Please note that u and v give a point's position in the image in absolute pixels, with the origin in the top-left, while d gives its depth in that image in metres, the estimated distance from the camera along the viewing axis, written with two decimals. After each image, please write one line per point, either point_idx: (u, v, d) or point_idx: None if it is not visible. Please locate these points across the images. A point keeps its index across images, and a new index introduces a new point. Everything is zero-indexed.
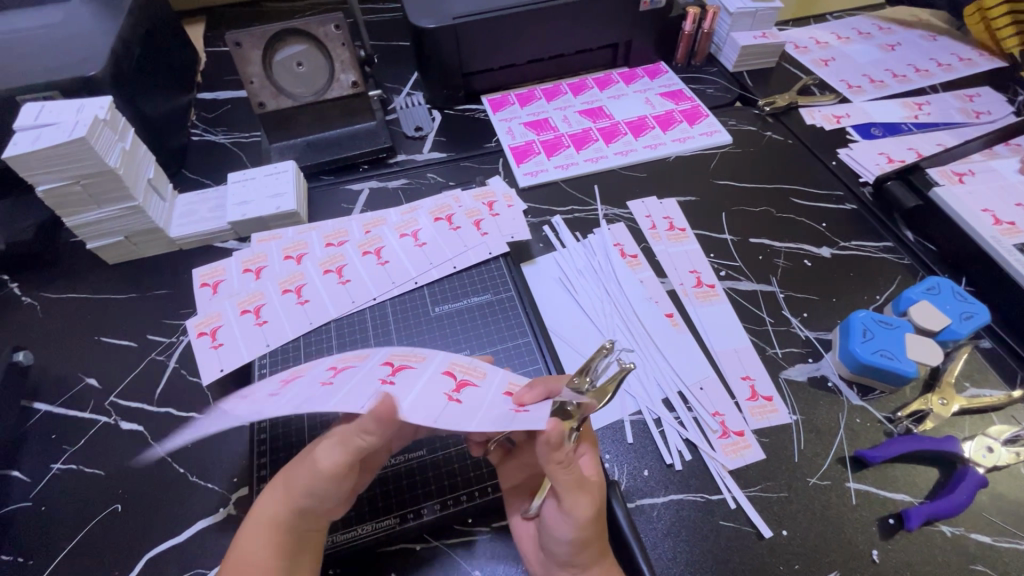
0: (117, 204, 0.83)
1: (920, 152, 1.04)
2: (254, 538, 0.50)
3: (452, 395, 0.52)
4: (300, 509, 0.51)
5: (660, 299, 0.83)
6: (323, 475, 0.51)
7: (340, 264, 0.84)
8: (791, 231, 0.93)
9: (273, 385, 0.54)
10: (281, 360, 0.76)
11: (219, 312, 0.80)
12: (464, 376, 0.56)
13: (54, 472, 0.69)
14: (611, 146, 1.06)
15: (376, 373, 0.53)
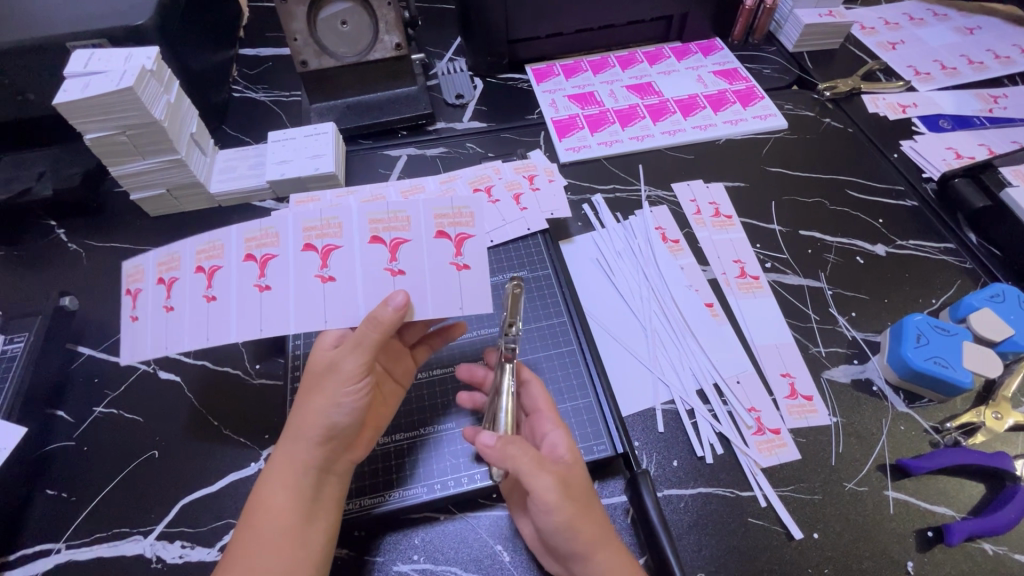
0: (160, 156, 0.83)
1: (993, 148, 0.97)
2: (277, 477, 0.53)
3: (458, 262, 0.62)
4: (322, 435, 0.55)
5: (700, 288, 0.80)
6: (343, 411, 0.55)
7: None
8: (844, 225, 0.88)
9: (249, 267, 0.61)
10: None
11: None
12: (456, 231, 0.63)
13: (96, 415, 0.71)
14: (658, 125, 1.02)
15: (380, 264, 0.61)
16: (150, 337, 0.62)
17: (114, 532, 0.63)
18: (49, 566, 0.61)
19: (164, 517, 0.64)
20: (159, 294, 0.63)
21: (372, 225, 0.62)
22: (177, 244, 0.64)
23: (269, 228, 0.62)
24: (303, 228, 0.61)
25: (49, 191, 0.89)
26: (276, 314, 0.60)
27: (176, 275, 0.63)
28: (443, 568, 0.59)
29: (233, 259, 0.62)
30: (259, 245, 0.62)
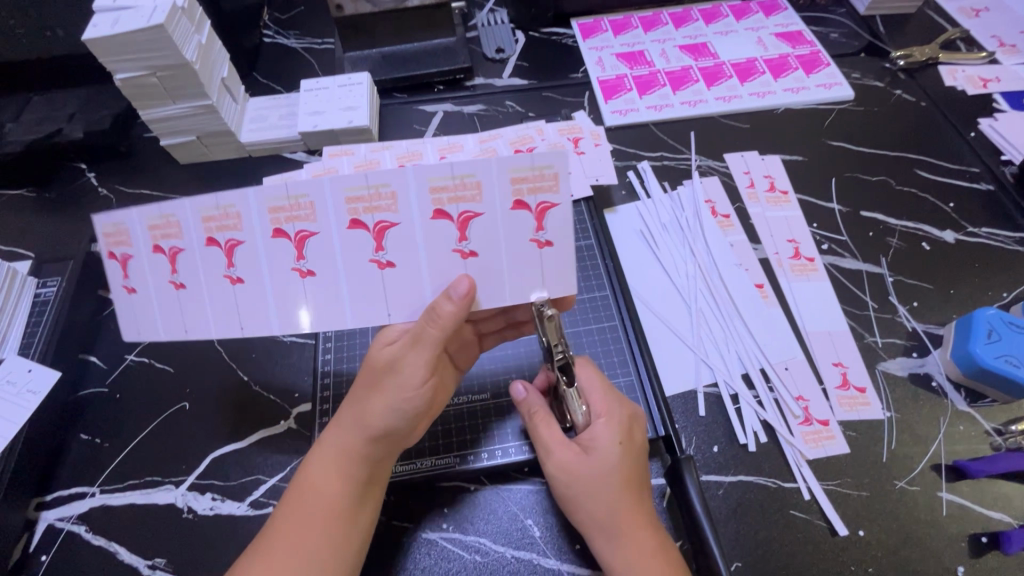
0: (191, 101, 0.80)
1: None
2: (327, 465, 0.51)
3: (539, 238, 0.51)
4: (377, 437, 0.51)
5: (750, 267, 0.75)
6: (403, 412, 0.51)
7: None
8: (910, 208, 0.82)
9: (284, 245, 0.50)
10: None
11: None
12: (537, 200, 0.50)
13: (128, 363, 0.71)
14: (712, 90, 0.95)
15: (447, 244, 0.51)
16: (170, 320, 0.54)
17: (146, 480, 0.63)
18: (85, 509, 0.62)
19: (195, 469, 0.64)
20: (164, 268, 0.52)
21: (433, 194, 0.49)
22: (175, 210, 0.50)
23: (299, 197, 0.49)
24: (346, 199, 0.49)
25: (79, 134, 0.87)
26: (327, 305, 0.52)
27: (182, 247, 0.51)
28: (472, 539, 0.58)
29: (257, 235, 0.50)
30: (289, 219, 0.50)
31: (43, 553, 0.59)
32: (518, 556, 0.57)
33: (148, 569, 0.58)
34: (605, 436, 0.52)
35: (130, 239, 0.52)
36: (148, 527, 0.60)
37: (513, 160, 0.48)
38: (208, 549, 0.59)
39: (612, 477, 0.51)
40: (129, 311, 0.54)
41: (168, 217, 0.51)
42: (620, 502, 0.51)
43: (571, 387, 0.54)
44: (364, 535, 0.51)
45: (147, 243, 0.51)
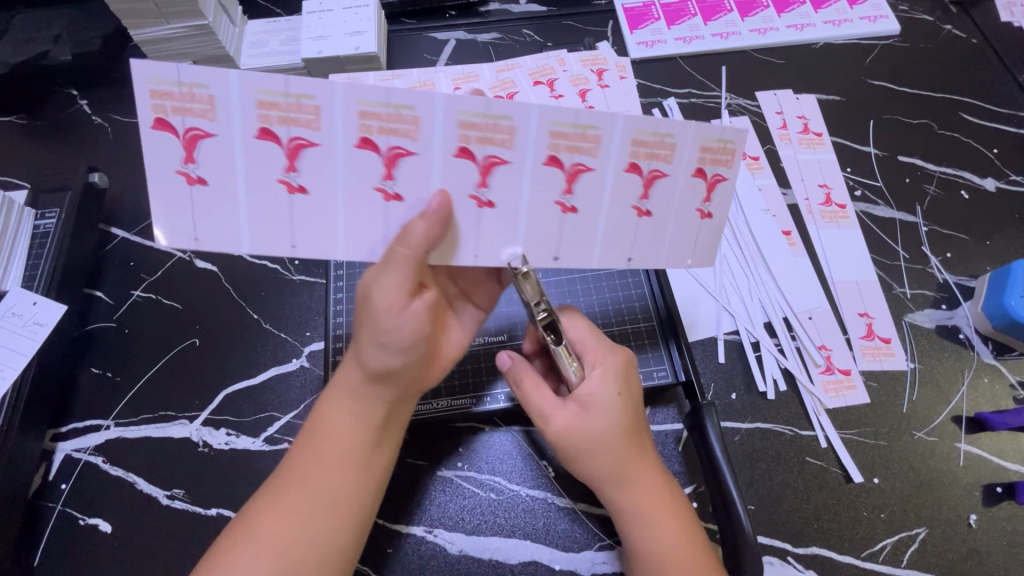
0: (184, 21, 0.74)
1: None
2: (337, 408, 0.48)
3: (641, 207, 0.46)
4: (375, 378, 0.47)
5: (779, 213, 0.71)
6: (406, 354, 0.46)
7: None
8: (951, 152, 0.77)
9: (458, 171, 0.43)
10: None
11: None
12: (652, 167, 0.45)
13: (134, 299, 0.69)
14: (747, 21, 0.87)
15: (550, 193, 0.45)
16: (271, 230, 0.43)
17: (160, 414, 0.63)
18: (100, 441, 0.62)
19: (208, 405, 0.63)
20: (279, 160, 0.41)
21: (550, 138, 0.42)
22: (321, 92, 0.39)
23: (403, 108, 0.41)
24: (359, 113, 0.40)
25: (68, 57, 0.84)
26: (497, 239, 0.46)
27: (315, 142, 0.41)
28: (487, 478, 0.58)
29: (434, 148, 0.42)
30: (283, 120, 0.40)
31: (62, 483, 0.60)
32: (533, 496, 0.57)
33: (167, 499, 0.59)
34: (603, 389, 0.49)
35: (216, 110, 0.40)
36: (164, 459, 0.61)
37: (642, 118, 0.43)
38: (225, 482, 0.60)
39: (613, 429, 0.48)
40: (195, 208, 0.42)
41: (298, 98, 0.40)
42: (625, 457, 0.49)
43: (560, 346, 0.49)
44: (376, 485, 0.49)
45: (254, 121, 0.40)
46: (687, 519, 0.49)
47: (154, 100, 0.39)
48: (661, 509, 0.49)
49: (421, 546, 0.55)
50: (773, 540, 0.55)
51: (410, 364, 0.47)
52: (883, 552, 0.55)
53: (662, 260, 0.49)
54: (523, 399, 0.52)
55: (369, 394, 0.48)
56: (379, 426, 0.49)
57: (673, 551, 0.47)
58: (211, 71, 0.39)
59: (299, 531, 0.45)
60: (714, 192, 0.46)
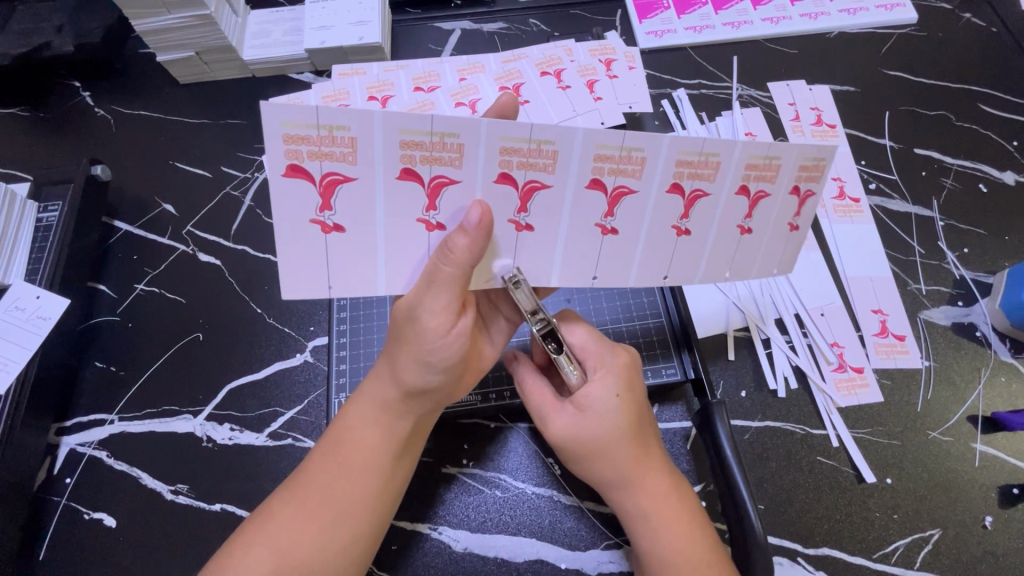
0: (186, 10, 0.73)
1: None
2: (363, 420, 0.48)
3: (743, 225, 0.49)
4: (410, 393, 0.46)
5: None
6: (446, 371, 0.46)
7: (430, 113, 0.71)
8: (969, 145, 0.75)
9: (590, 203, 0.45)
10: None
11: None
12: (758, 187, 0.47)
13: (138, 293, 0.69)
14: (759, 10, 0.85)
15: (667, 218, 0.47)
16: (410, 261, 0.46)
17: (164, 409, 0.63)
18: (104, 436, 0.62)
19: (212, 400, 0.63)
20: (419, 199, 0.43)
21: (675, 168, 0.45)
22: (465, 131, 0.40)
23: (543, 142, 0.42)
24: (501, 150, 0.42)
25: (70, 48, 0.80)
26: (614, 262, 0.49)
27: (456, 178, 0.42)
28: (493, 475, 0.58)
29: (569, 181, 0.44)
30: (426, 159, 0.41)
31: (67, 477, 0.60)
32: (540, 493, 0.57)
33: (171, 494, 0.59)
34: (608, 386, 0.48)
35: (357, 154, 0.40)
36: (169, 454, 0.61)
37: (756, 144, 0.44)
38: (229, 477, 0.59)
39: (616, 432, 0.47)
40: (330, 254, 0.44)
41: (441, 136, 0.41)
42: (630, 458, 0.47)
43: (560, 353, 0.48)
44: (397, 490, 0.49)
45: (396, 163, 0.41)
46: (696, 519, 0.48)
47: (288, 146, 0.39)
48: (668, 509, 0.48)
49: (427, 543, 0.55)
50: (783, 540, 0.54)
51: (449, 378, 0.47)
52: (896, 554, 0.54)
53: (752, 273, 0.52)
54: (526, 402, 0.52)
55: (402, 406, 0.47)
56: (405, 437, 0.48)
57: (680, 551, 0.46)
58: (355, 115, 0.39)
59: (318, 539, 0.44)
60: (803, 206, 0.49)
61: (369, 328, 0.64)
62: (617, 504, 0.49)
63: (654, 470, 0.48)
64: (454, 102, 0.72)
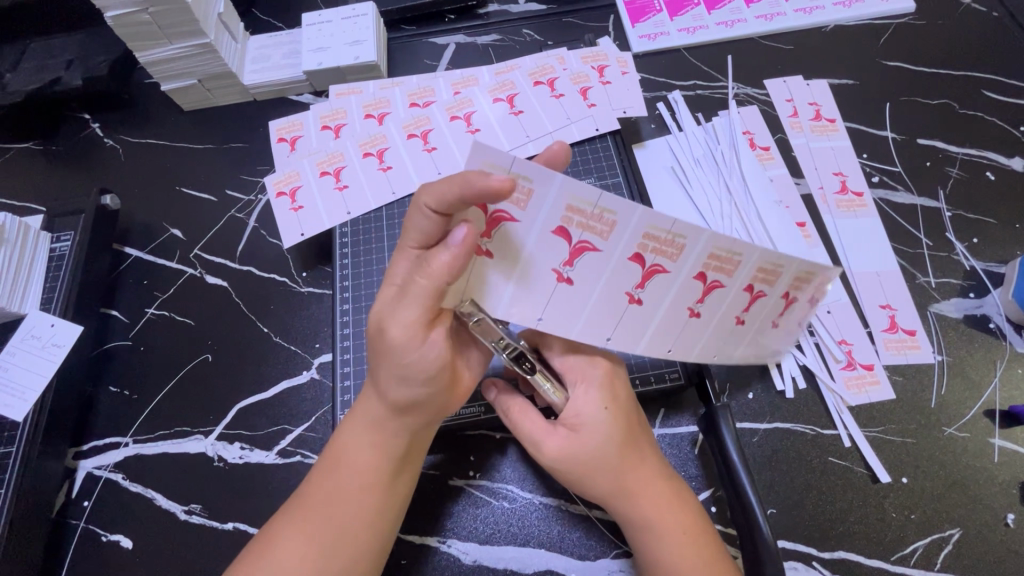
0: (187, 40, 0.75)
1: None
2: (357, 442, 0.47)
3: (740, 317, 0.49)
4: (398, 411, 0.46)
5: (791, 204, 0.69)
6: (421, 389, 0.45)
7: (425, 128, 0.72)
8: (974, 132, 0.73)
9: (689, 287, 0.46)
10: (362, 230, 0.69)
11: (298, 169, 0.71)
12: (794, 294, 0.48)
13: (149, 317, 0.71)
14: (752, 8, 0.85)
15: (734, 310, 0.48)
16: (524, 305, 0.46)
17: (176, 430, 0.64)
18: (120, 458, 0.63)
19: (222, 420, 0.64)
20: (559, 254, 0.43)
21: (762, 275, 0.46)
22: (623, 211, 0.41)
23: (677, 235, 0.42)
24: (644, 235, 0.42)
25: (78, 82, 0.82)
26: (683, 343, 0.50)
27: (597, 247, 0.43)
28: (500, 486, 0.58)
29: (680, 271, 0.45)
30: (580, 225, 0.42)
31: (84, 500, 0.61)
32: (547, 504, 0.56)
33: (185, 514, 0.60)
34: (594, 399, 0.48)
35: (529, 203, 0.41)
36: (182, 474, 0.62)
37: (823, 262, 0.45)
38: (241, 496, 0.60)
39: (609, 443, 0.47)
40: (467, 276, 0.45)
41: (600, 209, 0.41)
42: (624, 469, 0.47)
43: (534, 371, 0.49)
44: (393, 515, 0.49)
45: (556, 220, 0.41)
46: (702, 524, 0.48)
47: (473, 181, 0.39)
48: (673, 515, 0.47)
49: (436, 556, 0.55)
50: (797, 545, 0.53)
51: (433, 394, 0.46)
52: (915, 555, 0.52)
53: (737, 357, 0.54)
54: (513, 427, 0.52)
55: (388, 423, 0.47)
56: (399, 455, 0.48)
57: (683, 560, 0.46)
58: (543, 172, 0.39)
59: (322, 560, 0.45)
60: (786, 310, 0.49)
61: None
62: (623, 516, 0.48)
63: (654, 478, 0.48)
64: (449, 116, 0.72)
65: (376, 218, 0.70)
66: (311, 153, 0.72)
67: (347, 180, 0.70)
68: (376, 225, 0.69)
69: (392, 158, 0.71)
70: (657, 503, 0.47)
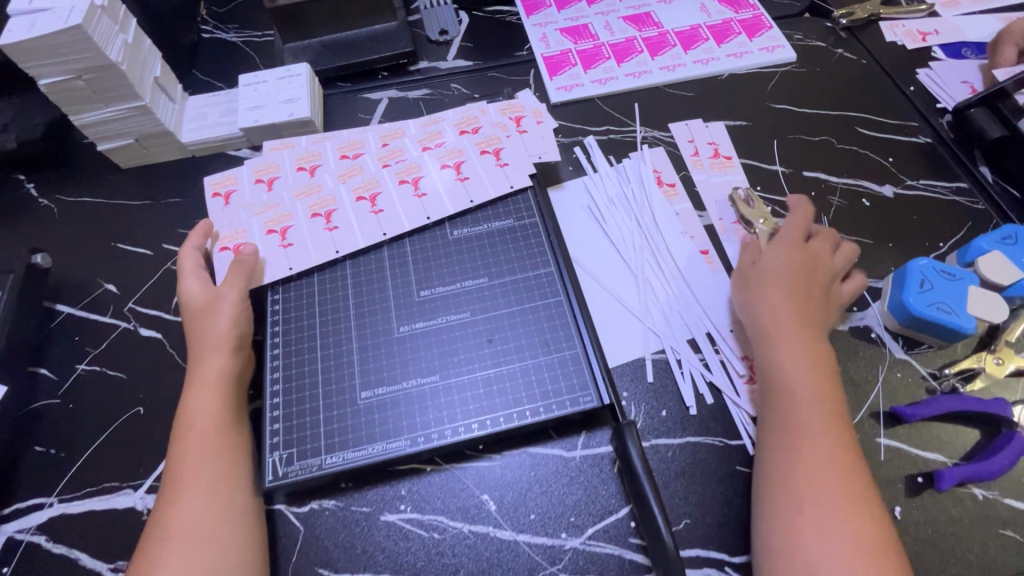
0: (123, 103, 0.79)
1: (976, 88, 0.89)
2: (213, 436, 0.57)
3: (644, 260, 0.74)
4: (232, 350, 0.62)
5: (696, 235, 0.76)
6: (236, 404, 0.60)
7: (374, 191, 0.74)
8: (851, 165, 0.83)
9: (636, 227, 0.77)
10: (293, 299, 0.68)
11: (244, 228, 0.73)
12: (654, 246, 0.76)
13: (79, 372, 0.71)
14: (656, 60, 0.95)
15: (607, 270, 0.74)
16: (404, 215, 0.72)
17: (104, 486, 0.63)
18: (43, 519, 0.62)
19: (152, 472, 0.64)
20: (395, 181, 0.75)
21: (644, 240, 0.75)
22: (418, 134, 0.80)
23: (436, 128, 0.80)
24: (425, 139, 0.79)
25: (13, 144, 0.84)
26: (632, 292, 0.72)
27: (407, 158, 0.77)
28: (430, 517, 0.59)
29: (471, 155, 0.77)
30: (392, 157, 0.78)
31: (3, 566, 0.59)
32: (476, 531, 0.58)
33: (110, 572, 0.59)
34: (799, 292, 0.64)
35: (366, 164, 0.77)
36: (108, 531, 0.61)
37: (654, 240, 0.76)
38: None
39: (787, 313, 0.63)
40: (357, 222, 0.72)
41: (392, 147, 0.79)
42: (794, 340, 0.61)
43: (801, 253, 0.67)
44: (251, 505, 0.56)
45: (381, 163, 0.77)
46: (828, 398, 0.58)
47: (352, 152, 0.79)
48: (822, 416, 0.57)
49: None
50: (710, 552, 0.57)
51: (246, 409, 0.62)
52: None
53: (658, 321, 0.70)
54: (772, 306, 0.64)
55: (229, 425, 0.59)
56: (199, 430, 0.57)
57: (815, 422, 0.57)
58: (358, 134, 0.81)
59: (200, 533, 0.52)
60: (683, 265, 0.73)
61: (301, 373, 0.62)
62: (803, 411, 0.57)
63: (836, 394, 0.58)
64: (381, 161, 0.77)
65: (309, 285, 0.69)
66: (261, 213, 0.74)
67: (292, 238, 0.71)
68: (307, 290, 0.68)
69: (339, 219, 0.72)
70: (818, 387, 0.58)
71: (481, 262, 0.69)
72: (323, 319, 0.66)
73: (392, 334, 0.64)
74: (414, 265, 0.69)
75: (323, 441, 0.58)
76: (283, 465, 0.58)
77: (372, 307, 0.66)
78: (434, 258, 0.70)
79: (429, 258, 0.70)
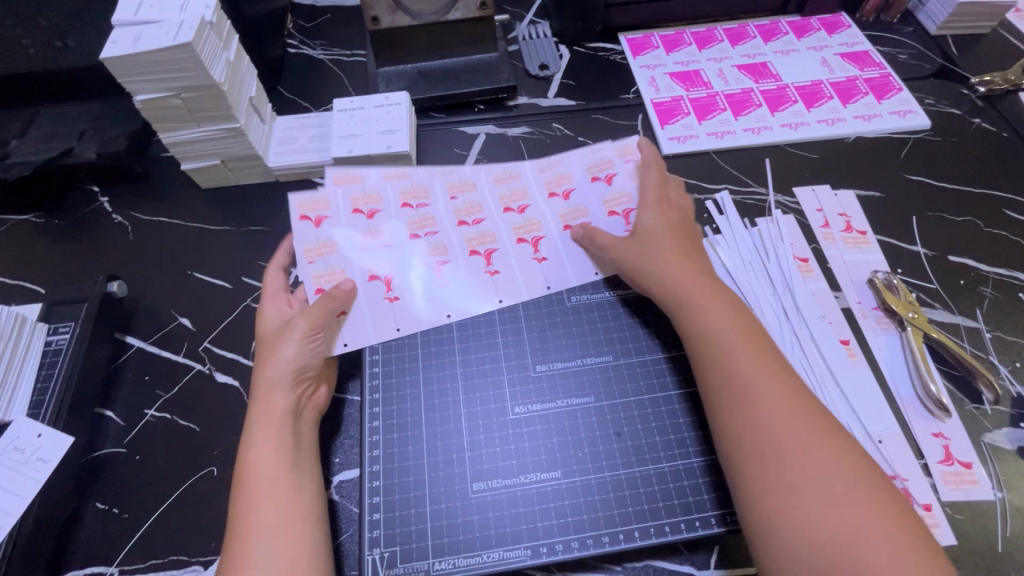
0: (216, 124, 0.73)
1: None
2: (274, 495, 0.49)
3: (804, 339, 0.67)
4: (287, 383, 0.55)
5: (835, 320, 0.68)
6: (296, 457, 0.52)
7: (490, 246, 0.68)
8: (1003, 253, 0.75)
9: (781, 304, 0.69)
10: (395, 361, 0.61)
11: (344, 267, 0.66)
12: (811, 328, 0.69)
13: (147, 419, 0.64)
14: (776, 116, 0.88)
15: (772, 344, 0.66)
16: (522, 277, 0.66)
17: (171, 560, 0.56)
18: None
19: None
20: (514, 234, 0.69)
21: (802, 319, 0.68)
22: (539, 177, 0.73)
23: (559, 174, 0.74)
24: (547, 184, 0.73)
25: (91, 155, 0.79)
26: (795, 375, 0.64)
27: (528, 204, 0.71)
28: None
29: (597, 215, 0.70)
30: (514, 205, 0.71)
31: None
32: None
33: None
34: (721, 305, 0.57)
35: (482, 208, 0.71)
36: None
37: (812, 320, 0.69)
38: None
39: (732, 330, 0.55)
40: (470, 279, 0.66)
41: (511, 191, 0.73)
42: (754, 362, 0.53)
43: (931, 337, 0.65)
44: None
45: (500, 207, 0.71)
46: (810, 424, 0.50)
47: (465, 188, 0.73)
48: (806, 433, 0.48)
49: None
50: None
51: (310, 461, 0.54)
52: None
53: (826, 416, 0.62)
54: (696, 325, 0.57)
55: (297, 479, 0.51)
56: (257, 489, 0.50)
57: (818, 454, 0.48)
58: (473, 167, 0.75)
59: None
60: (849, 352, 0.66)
61: (404, 454, 0.55)
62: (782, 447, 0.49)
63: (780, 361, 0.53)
64: (502, 206, 0.71)
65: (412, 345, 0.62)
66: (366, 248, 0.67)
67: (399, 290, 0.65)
68: (411, 355, 0.61)
69: (451, 274, 0.66)
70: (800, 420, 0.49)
71: (603, 337, 0.62)
72: (428, 391, 0.59)
73: (507, 416, 0.57)
74: (528, 325, 0.63)
75: (431, 541, 0.51)
76: (385, 567, 0.50)
77: (484, 381, 0.59)
78: (551, 328, 0.62)
79: (544, 328, 0.63)
